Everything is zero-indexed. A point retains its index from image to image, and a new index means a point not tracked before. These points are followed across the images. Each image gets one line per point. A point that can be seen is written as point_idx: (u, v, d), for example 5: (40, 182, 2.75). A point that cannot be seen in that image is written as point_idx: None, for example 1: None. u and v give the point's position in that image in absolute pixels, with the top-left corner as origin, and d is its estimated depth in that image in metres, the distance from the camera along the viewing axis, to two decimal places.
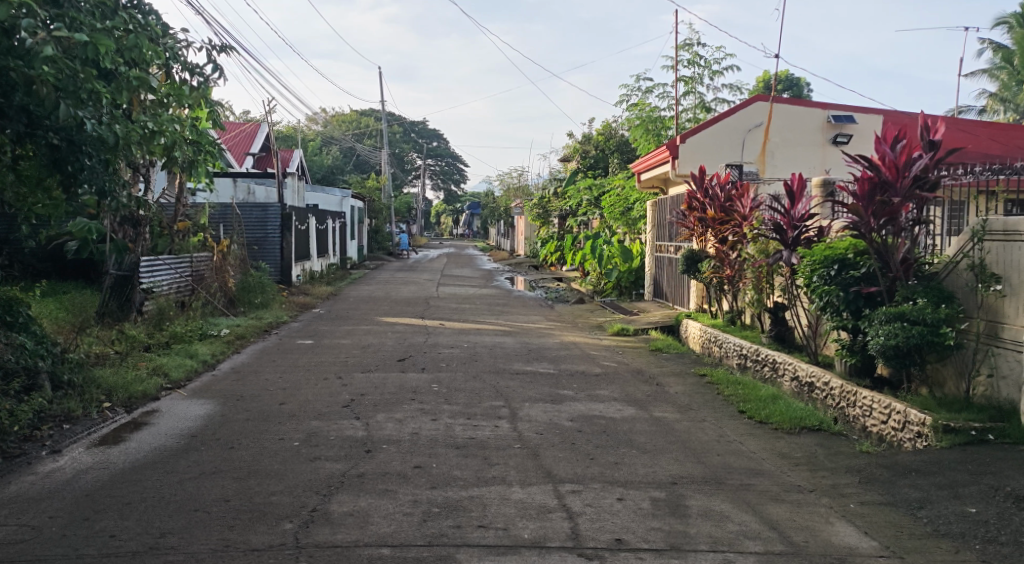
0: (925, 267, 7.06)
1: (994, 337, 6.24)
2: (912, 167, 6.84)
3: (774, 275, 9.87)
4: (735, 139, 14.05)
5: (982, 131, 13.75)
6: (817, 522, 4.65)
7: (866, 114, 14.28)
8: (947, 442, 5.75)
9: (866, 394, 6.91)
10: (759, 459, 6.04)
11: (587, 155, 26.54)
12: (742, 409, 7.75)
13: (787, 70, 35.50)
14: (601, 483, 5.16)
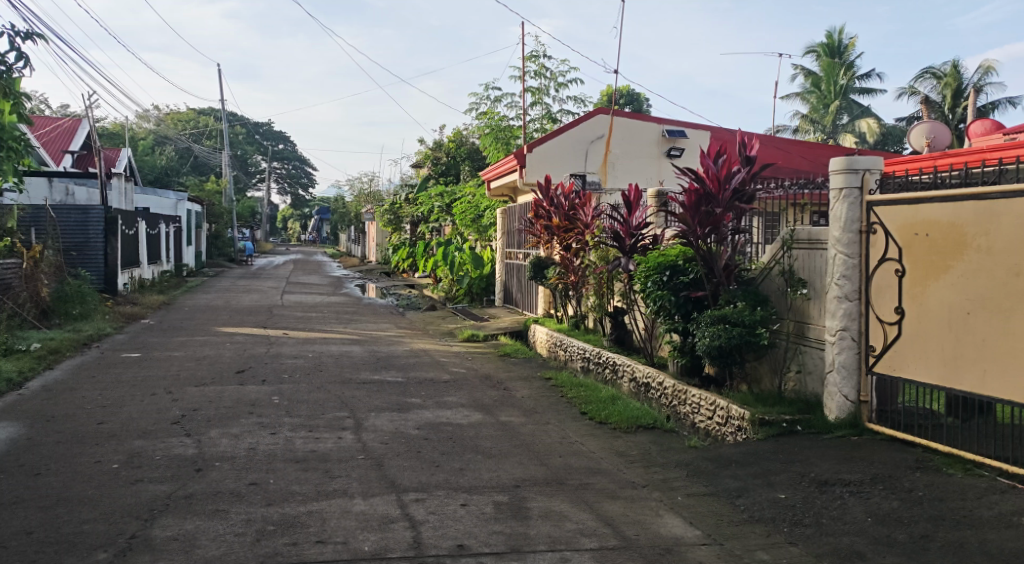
0: (744, 273, 7.63)
1: (802, 336, 6.88)
2: (732, 180, 7.38)
3: (614, 281, 10.31)
4: (578, 149, 14.55)
5: (792, 149, 15.09)
6: (648, 516, 4.90)
7: (695, 130, 15.28)
8: (762, 434, 6.28)
9: (694, 392, 7.39)
10: (597, 459, 6.28)
11: (438, 161, 26.47)
12: (584, 411, 8.03)
13: (628, 86, 37.29)
14: (445, 490, 5.16)
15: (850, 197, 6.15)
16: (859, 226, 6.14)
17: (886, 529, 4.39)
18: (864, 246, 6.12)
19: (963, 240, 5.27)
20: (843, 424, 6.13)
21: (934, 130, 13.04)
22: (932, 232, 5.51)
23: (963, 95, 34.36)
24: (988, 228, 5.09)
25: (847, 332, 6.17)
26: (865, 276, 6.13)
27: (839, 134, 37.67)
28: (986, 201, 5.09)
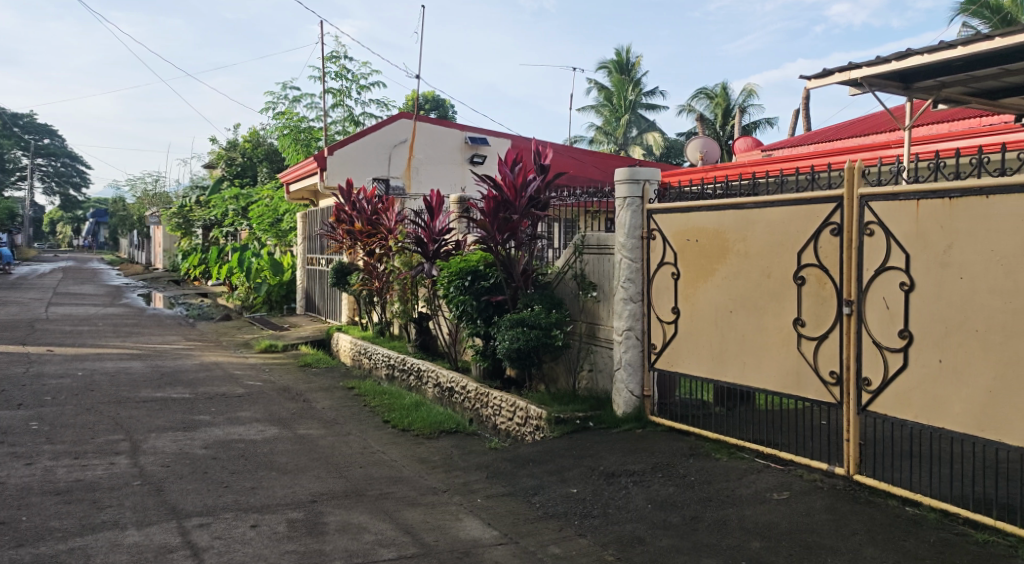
0: (541, 277, 7.91)
1: (592, 336, 7.26)
2: (528, 188, 7.61)
3: (418, 286, 10.28)
4: (381, 154, 14.37)
5: (587, 158, 15.98)
6: (447, 520, 4.91)
7: (496, 138, 15.69)
8: (559, 432, 6.56)
9: (495, 394, 7.55)
10: (399, 467, 6.22)
11: (232, 162, 24.92)
12: (386, 419, 7.90)
13: (433, 91, 37.62)
14: (233, 512, 4.87)
15: (633, 205, 6.58)
16: (640, 232, 6.58)
17: (663, 513, 4.71)
18: (646, 251, 6.57)
19: (726, 246, 5.80)
20: (628, 418, 6.54)
21: (707, 145, 14.37)
22: (701, 238, 6.02)
23: (732, 115, 38.12)
24: (745, 235, 5.63)
25: (632, 331, 6.60)
26: (647, 278, 6.58)
27: (629, 146, 40.29)
28: (742, 210, 5.64)
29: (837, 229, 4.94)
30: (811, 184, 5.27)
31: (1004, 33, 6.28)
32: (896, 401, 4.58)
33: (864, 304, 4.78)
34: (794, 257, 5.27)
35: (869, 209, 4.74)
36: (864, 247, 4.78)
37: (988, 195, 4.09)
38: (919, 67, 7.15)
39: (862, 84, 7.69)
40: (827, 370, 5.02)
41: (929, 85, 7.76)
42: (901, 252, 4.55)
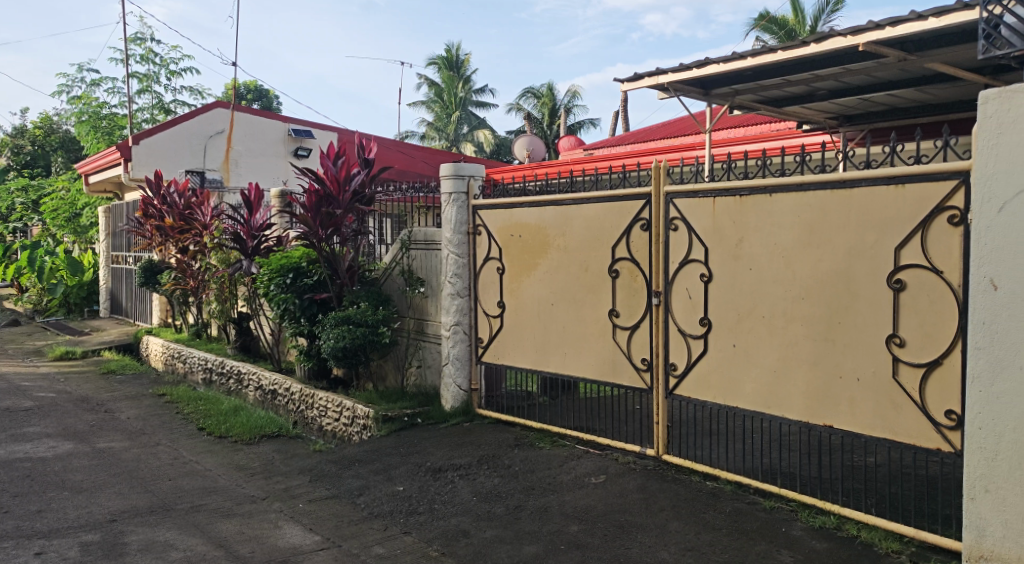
0: (367, 273, 7.74)
1: (420, 332, 7.22)
2: (351, 182, 7.43)
3: (237, 285, 9.76)
4: (195, 144, 13.49)
5: (416, 153, 15.86)
6: (265, 529, 4.69)
7: (320, 130, 15.22)
8: (386, 430, 6.47)
9: (320, 395, 7.32)
10: (213, 476, 5.86)
11: (19, 150, 22.41)
12: (201, 426, 7.42)
13: (254, 80, 35.88)
14: (15, 540, 4.38)
15: (458, 201, 6.59)
16: (466, 228, 6.61)
17: (487, 505, 4.77)
18: (472, 246, 6.62)
19: (547, 241, 5.96)
20: (456, 412, 6.57)
21: (533, 143, 14.75)
22: (524, 234, 6.15)
23: (558, 114, 39.32)
24: (564, 230, 5.82)
25: (459, 326, 6.63)
26: (473, 274, 6.63)
27: (460, 143, 40.45)
28: (561, 206, 5.82)
29: (646, 224, 5.21)
30: (624, 181, 5.52)
31: (786, 46, 6.92)
32: (698, 384, 4.91)
33: (671, 294, 5.08)
34: (609, 251, 5.50)
35: (674, 205, 5.04)
36: (669, 241, 5.08)
37: (771, 194, 4.46)
38: (716, 74, 7.72)
39: (668, 88, 8.22)
40: (639, 358, 5.29)
41: (726, 92, 8.40)
42: (701, 246, 4.87)
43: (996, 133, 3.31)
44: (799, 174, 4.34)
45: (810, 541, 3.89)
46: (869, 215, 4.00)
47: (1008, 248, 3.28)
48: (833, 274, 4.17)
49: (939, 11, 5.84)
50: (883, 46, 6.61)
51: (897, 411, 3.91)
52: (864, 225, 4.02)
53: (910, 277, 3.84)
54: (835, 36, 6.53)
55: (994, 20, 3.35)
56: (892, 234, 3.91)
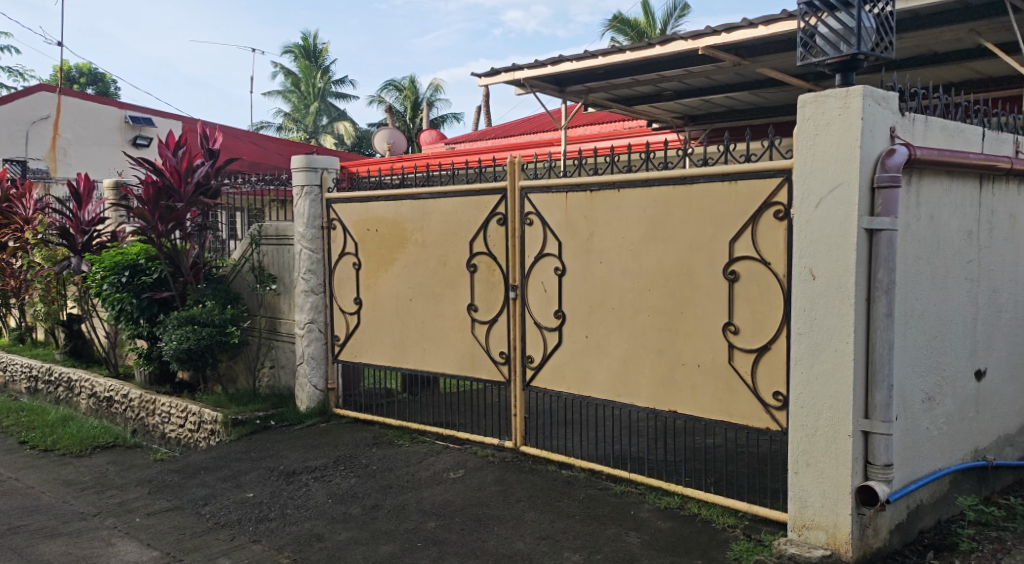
0: (214, 270, 7.35)
1: (273, 331, 6.95)
2: (194, 174, 7.02)
3: (66, 284, 9.01)
4: (16, 131, 12.33)
5: (268, 145, 15.29)
6: (96, 549, 4.37)
7: (162, 118, 14.33)
8: (235, 435, 6.18)
9: (162, 400, 6.89)
10: (37, 494, 5.39)
11: None
12: (23, 439, 6.78)
13: (88, 64, 33.28)
14: None
15: (311, 194, 6.39)
16: (321, 222, 6.42)
17: (343, 506, 4.66)
18: (326, 241, 6.43)
19: (404, 236, 5.90)
20: (312, 413, 6.38)
21: (393, 136, 14.55)
22: (380, 228, 6.05)
23: (420, 108, 39.03)
24: (421, 224, 5.78)
25: (314, 324, 6.43)
26: (329, 269, 6.45)
27: (319, 135, 39.31)
28: (418, 200, 5.77)
29: (502, 219, 5.26)
30: (480, 176, 5.55)
31: (634, 47, 7.20)
32: (553, 375, 5.02)
33: (526, 288, 5.16)
34: (466, 245, 5.52)
35: (528, 200, 5.12)
36: (525, 235, 5.15)
37: (619, 189, 4.61)
38: (569, 72, 7.91)
39: (524, 84, 8.34)
40: (497, 351, 5.34)
41: (579, 90, 8.62)
42: (555, 241, 4.98)
43: (812, 134, 3.58)
44: (645, 171, 4.51)
45: (656, 522, 4.07)
46: (707, 210, 4.22)
47: (824, 240, 3.56)
48: (676, 266, 4.37)
49: (768, 20, 6.27)
50: (721, 50, 7.01)
51: (732, 394, 4.15)
52: (703, 220, 4.24)
53: (743, 268, 4.09)
54: (677, 39, 6.86)
55: (811, 30, 3.62)
56: (727, 228, 4.14)
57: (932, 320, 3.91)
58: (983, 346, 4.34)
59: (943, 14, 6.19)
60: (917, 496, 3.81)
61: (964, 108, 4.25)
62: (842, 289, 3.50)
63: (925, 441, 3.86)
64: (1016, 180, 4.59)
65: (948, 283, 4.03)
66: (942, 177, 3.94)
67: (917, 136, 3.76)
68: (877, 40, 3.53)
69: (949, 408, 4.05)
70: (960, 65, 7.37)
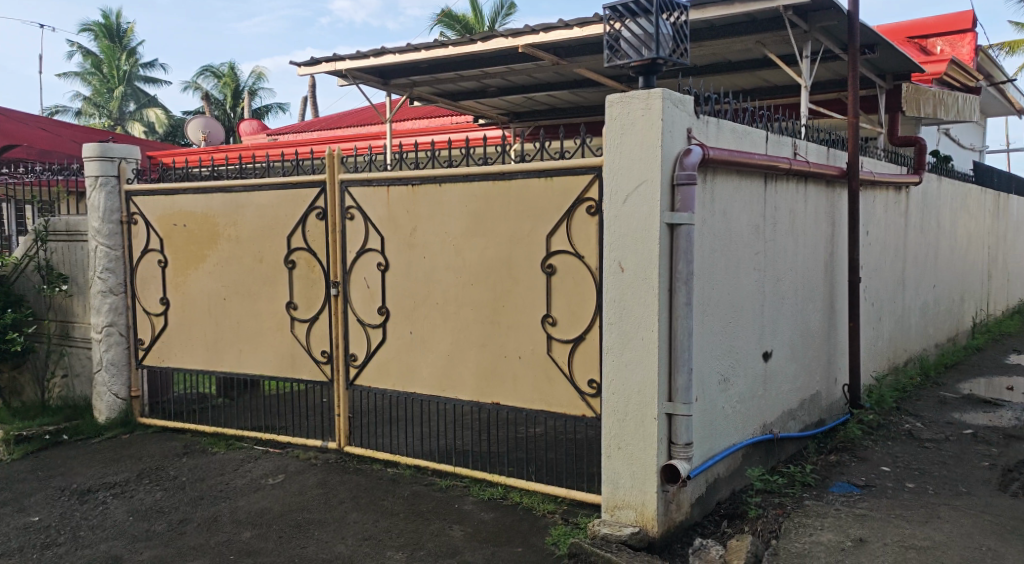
0: None
1: (65, 337, 6.33)
2: None
3: None
4: None
5: (62, 133, 13.92)
6: None
7: None
8: (19, 453, 5.56)
9: None
10: None
11: None
12: None
13: None
14: None
15: (108, 185, 5.86)
16: (119, 216, 5.91)
17: (146, 523, 4.32)
18: (127, 237, 5.93)
19: (215, 231, 5.57)
20: (113, 424, 5.87)
21: (209, 125, 13.69)
22: (188, 223, 5.67)
23: (241, 96, 37.07)
24: (234, 219, 5.48)
25: (114, 327, 5.91)
26: (130, 268, 5.95)
27: (126, 122, 36.31)
28: (230, 193, 5.46)
29: (321, 213, 5.10)
30: (297, 169, 5.33)
31: (456, 42, 7.22)
32: (377, 372, 4.95)
33: (348, 284, 5.04)
34: (283, 241, 5.30)
35: (349, 194, 5.00)
36: (345, 230, 5.02)
37: (441, 184, 4.61)
38: (392, 65, 7.80)
39: (346, 75, 8.13)
40: (319, 350, 5.17)
41: (404, 83, 8.53)
42: (376, 235, 4.90)
43: (619, 133, 3.76)
44: (465, 166, 4.53)
45: (479, 513, 4.13)
46: (525, 205, 4.32)
47: (631, 235, 3.75)
48: (496, 260, 4.44)
49: (583, 22, 6.55)
50: (539, 49, 7.20)
51: (552, 384, 4.28)
52: (522, 215, 4.34)
53: (560, 262, 4.21)
54: (498, 37, 6.96)
55: (615, 33, 3.79)
56: (544, 223, 4.26)
57: (725, 308, 4.24)
58: (769, 331, 4.76)
59: (736, 25, 6.72)
60: (714, 471, 4.12)
61: (751, 113, 4.64)
62: (647, 281, 3.71)
63: (720, 420, 4.19)
64: (795, 179, 5.08)
65: (739, 274, 4.39)
66: (732, 175, 4.28)
67: (710, 138, 4.05)
68: (674, 46, 3.78)
69: (741, 388, 4.41)
70: (751, 73, 8.04)
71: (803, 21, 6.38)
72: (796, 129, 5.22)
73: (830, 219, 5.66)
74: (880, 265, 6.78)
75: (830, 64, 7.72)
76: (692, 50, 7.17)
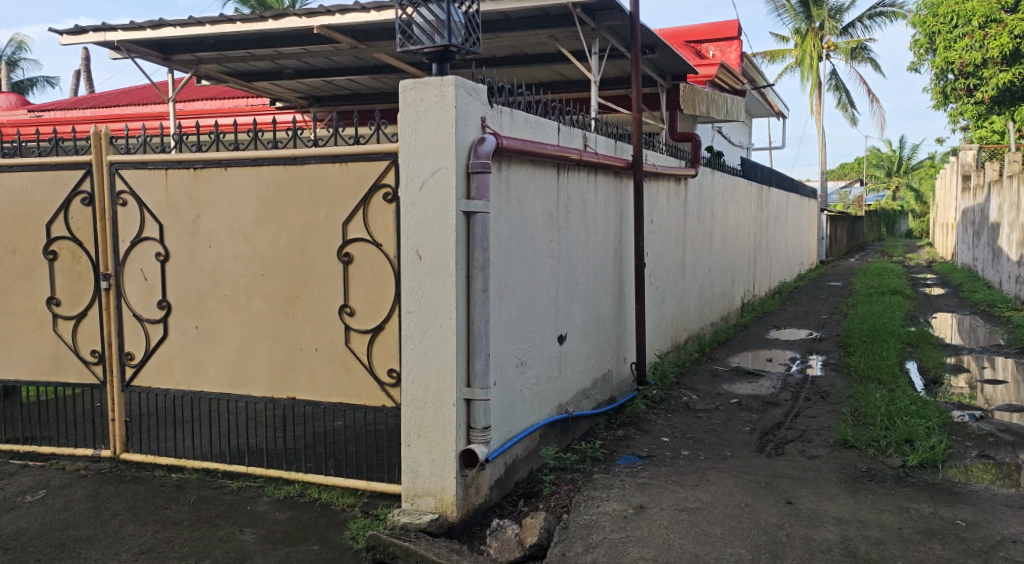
0: None
1: None
2: None
3: None
4: None
5: None
6: None
7: None
8: None
9: None
10: None
11: None
12: None
13: None
14: None
15: None
16: None
17: None
18: None
19: None
20: None
21: None
22: None
23: None
24: None
25: None
26: None
27: None
28: None
29: (88, 198, 4.62)
30: (57, 148, 4.78)
31: (245, 19, 6.81)
32: (157, 371, 4.57)
33: (121, 276, 4.60)
34: (42, 230, 4.74)
35: (120, 176, 4.56)
36: (117, 218, 4.58)
37: (226, 167, 4.33)
38: (173, 38, 7.20)
39: (119, 47, 7.41)
40: (88, 350, 4.69)
41: (187, 59, 7.91)
42: (154, 222, 4.51)
43: (414, 120, 3.72)
44: (253, 149, 4.29)
45: (273, 514, 3.95)
46: (319, 191, 4.17)
47: (427, 222, 3.74)
48: (289, 248, 4.25)
49: (380, 6, 6.41)
50: (336, 31, 6.98)
51: (350, 375, 4.17)
52: (316, 202, 4.18)
53: (357, 250, 4.11)
54: (291, 15, 6.66)
55: (408, 19, 3.75)
56: (339, 210, 4.13)
57: (522, 294, 4.36)
58: (564, 315, 4.97)
59: (530, 19, 6.93)
60: (513, 452, 4.24)
61: (543, 104, 4.79)
62: (444, 268, 3.72)
63: (518, 402, 4.31)
64: (586, 170, 5.32)
65: (534, 260, 4.53)
66: (526, 164, 4.40)
67: (504, 127, 4.14)
68: (466, 34, 3.82)
69: (538, 371, 4.57)
70: (546, 66, 8.33)
71: (591, 19, 6.69)
72: (586, 123, 5.47)
73: (618, 208, 5.99)
74: (663, 251, 7.30)
75: (617, 62, 8.17)
76: (489, 41, 7.29)
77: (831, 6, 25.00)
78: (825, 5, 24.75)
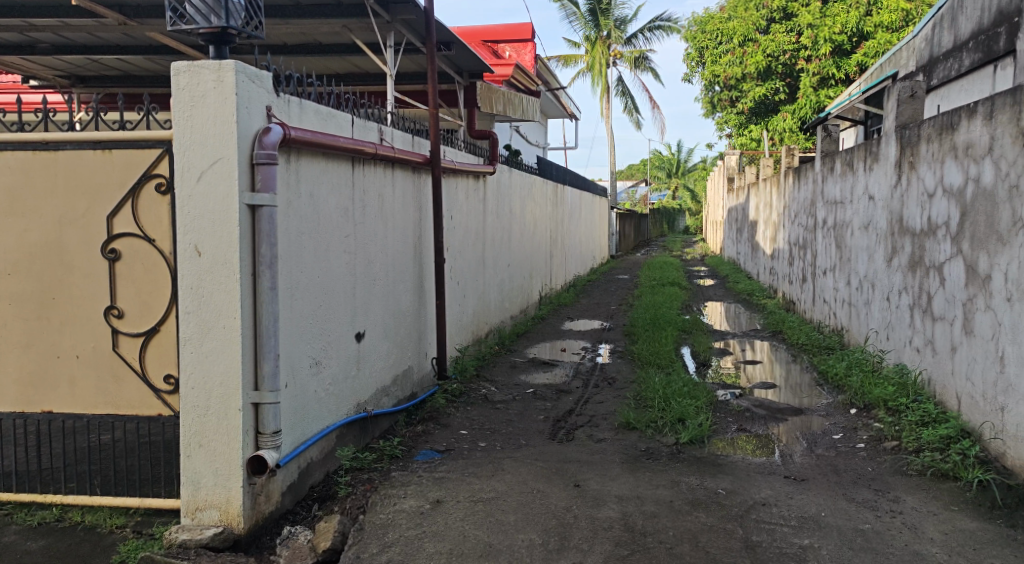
0: None
1: None
2: None
3: None
4: None
5: None
6: None
7: None
8: None
9: None
10: None
11: None
12: None
13: None
14: None
15: None
16: None
17: None
18: None
19: None
20: None
21: None
22: None
23: None
24: None
25: None
26: None
27: None
28: None
29: None
30: None
31: None
32: None
33: None
34: None
35: None
36: None
37: None
38: None
39: None
40: None
41: None
42: None
43: (188, 106, 3.45)
44: None
45: (24, 544, 3.52)
46: (76, 181, 3.75)
47: (207, 216, 3.50)
48: (41, 244, 3.79)
49: None
50: (98, 5, 6.34)
51: (119, 384, 3.81)
52: (73, 193, 3.76)
53: (124, 246, 3.76)
54: None
55: None
56: (103, 202, 3.75)
57: (315, 291, 4.21)
58: (361, 312, 4.86)
59: (319, 7, 6.69)
60: (306, 456, 4.08)
61: (336, 96, 4.64)
62: (225, 265, 3.49)
63: (312, 403, 4.16)
64: (382, 164, 5.22)
65: (328, 256, 4.39)
66: (317, 157, 4.24)
67: (291, 117, 3.95)
68: (246, 18, 3.62)
69: (333, 370, 4.44)
70: (340, 57, 8.10)
71: (385, 11, 6.59)
72: (381, 116, 5.38)
73: (416, 204, 5.96)
74: (462, 247, 7.38)
75: (413, 57, 8.13)
76: (276, 26, 6.96)
77: (616, 16, 26.53)
78: (611, 15, 26.27)
